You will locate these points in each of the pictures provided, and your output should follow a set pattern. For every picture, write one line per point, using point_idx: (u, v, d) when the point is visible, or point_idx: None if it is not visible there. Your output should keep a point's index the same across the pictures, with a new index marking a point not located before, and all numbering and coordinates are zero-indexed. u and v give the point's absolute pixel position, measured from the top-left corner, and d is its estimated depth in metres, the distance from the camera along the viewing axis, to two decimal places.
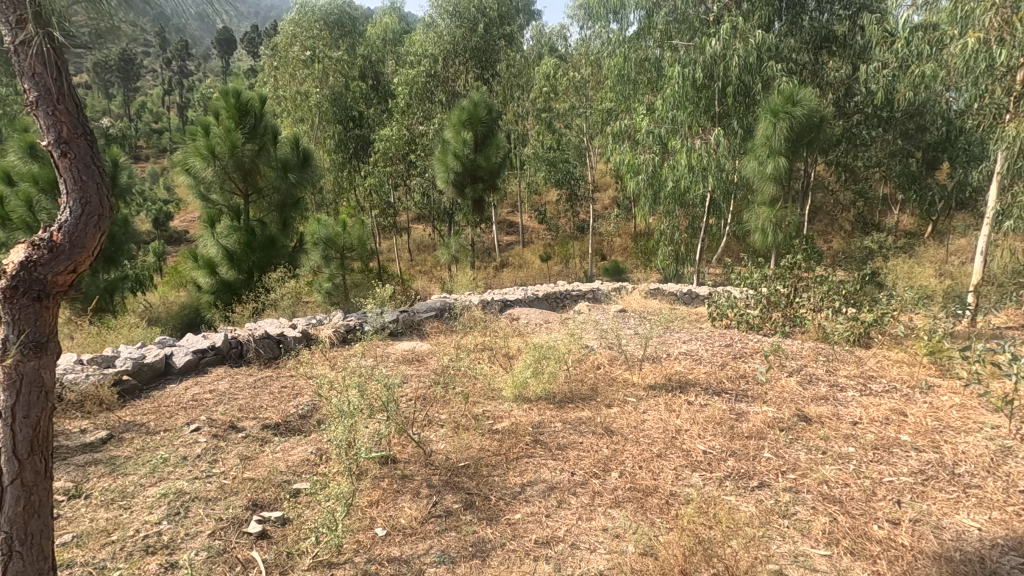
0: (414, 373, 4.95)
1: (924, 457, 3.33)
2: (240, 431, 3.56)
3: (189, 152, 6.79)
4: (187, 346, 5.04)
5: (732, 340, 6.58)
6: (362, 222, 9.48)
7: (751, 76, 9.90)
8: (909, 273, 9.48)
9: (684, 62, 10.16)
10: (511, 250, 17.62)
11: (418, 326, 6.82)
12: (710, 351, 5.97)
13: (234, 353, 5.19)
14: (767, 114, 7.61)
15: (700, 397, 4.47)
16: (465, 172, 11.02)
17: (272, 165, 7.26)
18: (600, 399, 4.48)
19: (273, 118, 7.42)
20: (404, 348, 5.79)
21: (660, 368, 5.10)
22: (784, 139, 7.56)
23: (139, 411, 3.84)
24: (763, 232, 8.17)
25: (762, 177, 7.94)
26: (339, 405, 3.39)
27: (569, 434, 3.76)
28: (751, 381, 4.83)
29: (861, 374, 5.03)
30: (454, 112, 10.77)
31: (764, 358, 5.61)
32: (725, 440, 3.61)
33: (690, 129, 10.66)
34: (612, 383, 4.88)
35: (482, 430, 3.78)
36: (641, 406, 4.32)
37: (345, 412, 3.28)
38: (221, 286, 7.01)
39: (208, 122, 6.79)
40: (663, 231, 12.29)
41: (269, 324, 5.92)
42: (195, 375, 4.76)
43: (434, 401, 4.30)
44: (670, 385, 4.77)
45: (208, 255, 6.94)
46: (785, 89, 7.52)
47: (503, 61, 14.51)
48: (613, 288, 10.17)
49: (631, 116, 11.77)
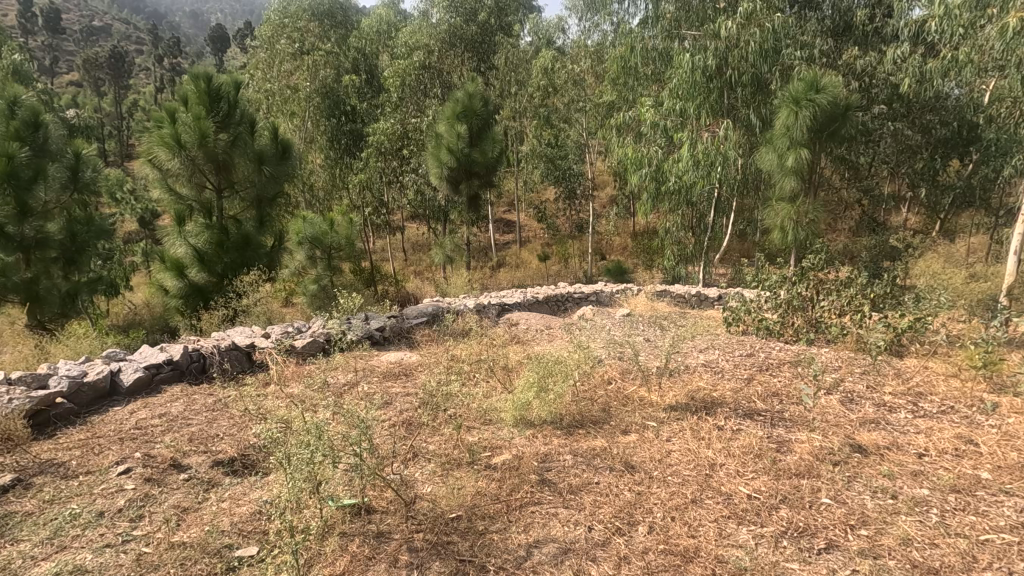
0: (399, 394, 4.34)
1: (1019, 504, 2.74)
2: (183, 471, 2.93)
3: (152, 141, 6.09)
4: (140, 360, 4.41)
5: (754, 349, 5.97)
6: (351, 219, 8.91)
7: (765, 64, 9.29)
8: (933, 273, 8.89)
9: (693, 50, 9.58)
10: (508, 250, 17.02)
11: (407, 333, 6.19)
12: (734, 364, 5.36)
13: (196, 367, 4.58)
14: (787, 103, 6.98)
15: (731, 421, 3.86)
16: (461, 168, 10.40)
17: (248, 158, 6.62)
18: (614, 424, 3.88)
19: (249, 106, 6.78)
20: (391, 360, 5.20)
21: (681, 386, 4.49)
22: (806, 129, 6.92)
23: (64, 446, 3.20)
24: (782, 231, 7.52)
25: (782, 170, 7.27)
26: (299, 436, 2.76)
27: (583, 470, 3.15)
28: (787, 401, 4.24)
29: (908, 392, 4.45)
30: (448, 105, 10.17)
31: (796, 372, 5.02)
32: (770, 479, 3.00)
33: (698, 121, 10.07)
34: (626, 404, 4.26)
35: (478, 467, 3.17)
36: (663, 433, 3.72)
37: (307, 452, 2.65)
38: (190, 290, 6.35)
39: (175, 109, 6.13)
40: (668, 230, 11.71)
41: (239, 332, 5.29)
42: (146, 395, 4.13)
43: (421, 428, 3.69)
44: (694, 406, 4.17)
45: (175, 256, 6.26)
46: (806, 75, 6.89)
47: (501, 55, 13.97)
48: (617, 290, 9.58)
49: (634, 109, 11.21)
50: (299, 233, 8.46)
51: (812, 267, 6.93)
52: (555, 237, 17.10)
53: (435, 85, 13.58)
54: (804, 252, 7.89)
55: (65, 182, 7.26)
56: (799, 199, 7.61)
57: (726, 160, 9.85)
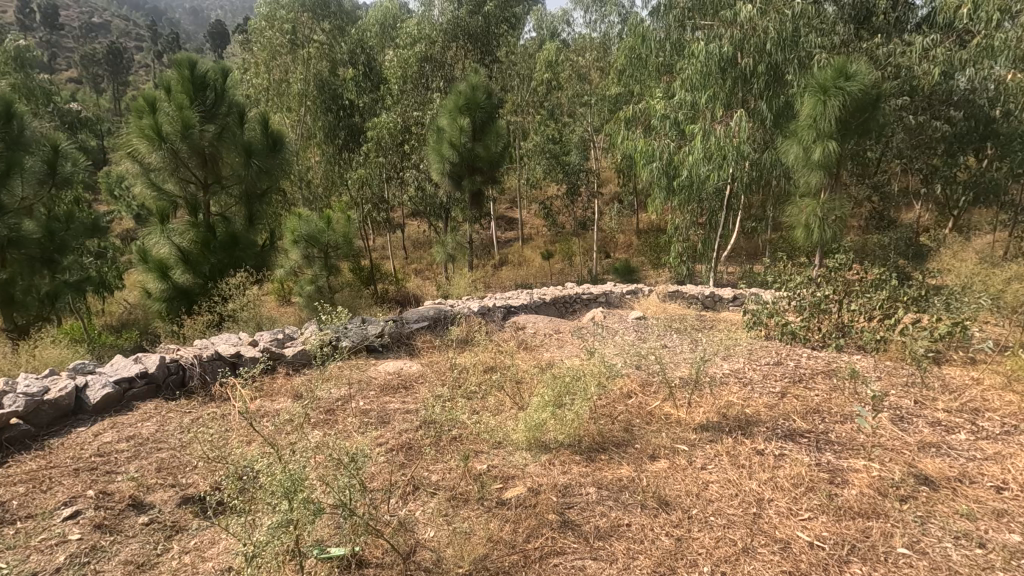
0: (398, 411, 3.92)
1: None
2: (143, 514, 2.52)
3: (130, 131, 5.61)
4: (111, 373, 3.98)
5: (781, 357, 5.53)
6: (349, 215, 8.50)
7: (784, 53, 8.82)
8: (962, 273, 8.43)
9: (708, 39, 9.11)
10: (510, 248, 16.60)
11: (407, 340, 5.75)
12: (764, 374, 4.91)
13: (174, 380, 4.15)
14: (814, 91, 6.50)
15: (771, 443, 3.43)
16: (463, 163, 9.95)
17: (237, 150, 6.20)
18: (640, 447, 3.46)
19: (238, 95, 6.36)
20: (390, 370, 4.79)
21: (710, 402, 4.06)
22: (834, 120, 6.45)
23: (10, 481, 2.79)
24: (807, 229, 7.00)
25: (807, 164, 6.82)
26: (274, 476, 2.33)
27: (609, 509, 2.73)
28: (830, 419, 3.82)
29: (961, 408, 4.02)
30: (450, 97, 9.70)
31: (833, 384, 4.58)
32: (829, 521, 2.59)
33: (712, 113, 9.61)
34: (651, 422, 3.83)
35: (488, 504, 2.77)
36: (697, 458, 3.29)
37: (285, 500, 2.22)
38: (174, 292, 5.92)
39: (155, 97, 5.65)
40: (678, 227, 11.27)
41: (223, 339, 4.86)
42: (115, 414, 3.71)
43: (423, 453, 3.27)
44: (727, 424, 3.74)
45: (158, 256, 5.81)
46: (834, 62, 6.41)
47: (504, 47, 13.53)
48: (627, 290, 9.14)
49: (644, 101, 10.74)
50: (295, 231, 8.05)
51: (838, 267, 6.49)
52: (559, 234, 16.65)
53: (437, 77, 12.99)
54: (828, 251, 7.44)
55: (41, 176, 6.78)
56: (825, 195, 7.15)
57: (740, 154, 9.41)
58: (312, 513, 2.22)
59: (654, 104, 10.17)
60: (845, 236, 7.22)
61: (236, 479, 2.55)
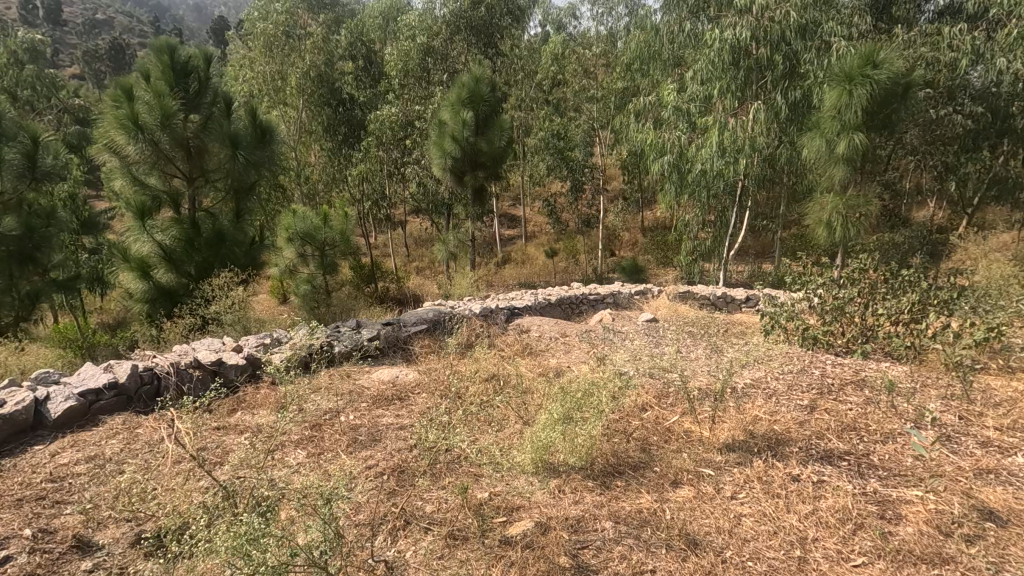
0: (392, 427, 3.56)
1: None
2: (89, 558, 2.25)
3: (106, 120, 5.26)
4: (77, 384, 3.63)
5: (805, 364, 5.15)
6: (346, 211, 8.16)
7: (803, 43, 8.41)
8: (987, 273, 8.03)
9: (722, 27, 8.71)
10: (513, 246, 16.24)
11: (404, 345, 5.39)
12: (790, 384, 4.54)
13: (147, 392, 3.81)
14: (839, 81, 6.11)
15: (807, 467, 3.07)
16: (466, 159, 9.57)
17: (221, 141, 5.89)
18: (660, 471, 3.10)
19: (223, 84, 6.07)
20: (384, 378, 4.44)
21: (735, 418, 3.69)
22: (860, 111, 6.06)
23: None
24: (829, 227, 6.60)
25: (830, 159, 6.43)
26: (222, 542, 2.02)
27: (628, 551, 2.39)
28: (870, 438, 3.44)
29: (1013, 425, 3.63)
30: (452, 90, 9.34)
31: (866, 396, 4.20)
32: (888, 569, 2.24)
33: (725, 106, 9.22)
34: (669, 441, 3.48)
35: (491, 544, 2.42)
36: (724, 484, 2.94)
37: (247, 568, 1.89)
38: (157, 292, 5.58)
39: (132, 84, 5.32)
40: (687, 224, 10.90)
41: (204, 345, 4.52)
42: (78, 430, 3.37)
43: (417, 479, 2.92)
44: (756, 444, 3.37)
45: (138, 254, 5.47)
46: (861, 49, 6.02)
47: (508, 39, 13.13)
48: (635, 290, 8.77)
49: (654, 94, 10.36)
50: (289, 228, 7.70)
51: (863, 268, 6.12)
52: (563, 232, 16.22)
53: (439, 70, 12.56)
54: (849, 249, 7.04)
55: (19, 169, 6.40)
56: (848, 191, 6.76)
57: (755, 148, 9.01)
58: (278, 573, 1.88)
59: (664, 96, 9.77)
60: (868, 235, 6.84)
61: (187, 533, 2.22)
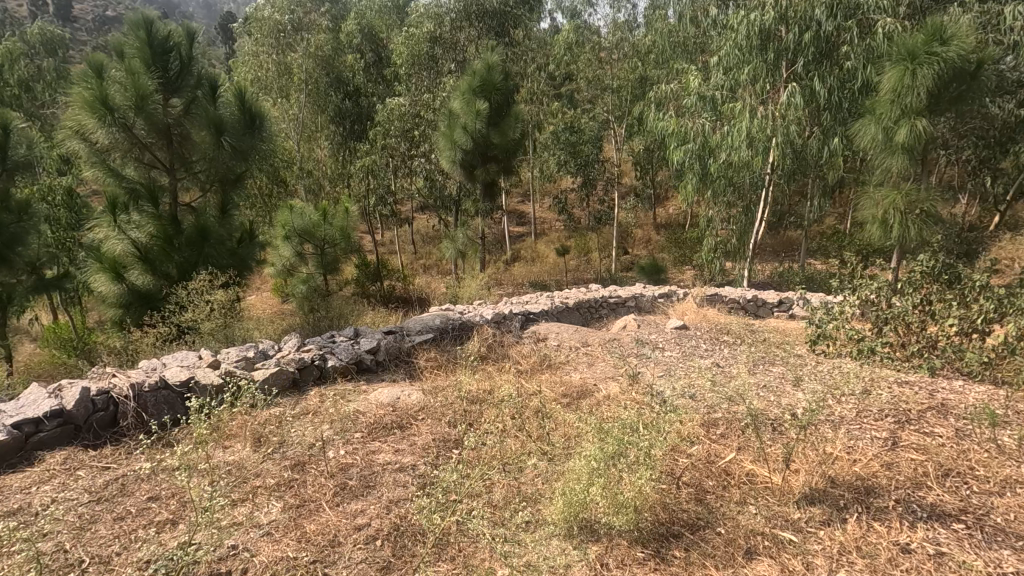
0: (389, 467, 2.93)
1: None
2: None
3: (72, 102, 4.66)
4: (13, 411, 3.04)
5: (866, 381, 4.48)
6: (347, 206, 7.57)
7: (845, 23, 7.68)
8: None
9: (755, 7, 8.00)
10: (523, 243, 15.59)
11: (407, 358, 4.74)
12: (858, 409, 3.86)
13: (100, 420, 3.21)
14: (899, 60, 5.41)
15: (916, 533, 2.41)
16: (475, 151, 8.90)
17: (206, 128, 5.28)
18: (725, 534, 2.47)
19: (208, 64, 5.46)
20: (383, 400, 3.82)
21: (806, 458, 3.04)
22: (924, 94, 5.36)
23: None
24: (884, 224, 5.87)
25: (886, 149, 5.72)
26: None
27: None
28: (984, 488, 2.77)
29: None
30: (463, 78, 8.70)
31: (953, 427, 3.53)
32: None
33: (756, 94, 8.53)
34: (730, 490, 2.84)
35: None
36: (811, 558, 2.29)
37: None
38: (131, 296, 4.98)
39: (103, 62, 4.71)
40: (710, 221, 10.19)
41: (177, 359, 3.93)
42: (6, 472, 2.78)
43: (420, 549, 2.29)
44: (841, 493, 2.73)
45: (110, 253, 4.85)
46: (927, 23, 5.31)
47: (520, 27, 12.50)
48: (658, 293, 8.10)
49: (677, 82, 9.68)
50: (286, 225, 7.13)
51: (924, 272, 5.42)
52: (575, 229, 15.48)
53: (447, 59, 11.94)
54: (902, 251, 6.32)
55: None
56: (905, 185, 6.02)
57: (789, 139, 8.31)
58: None
59: (688, 83, 9.08)
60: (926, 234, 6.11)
61: None
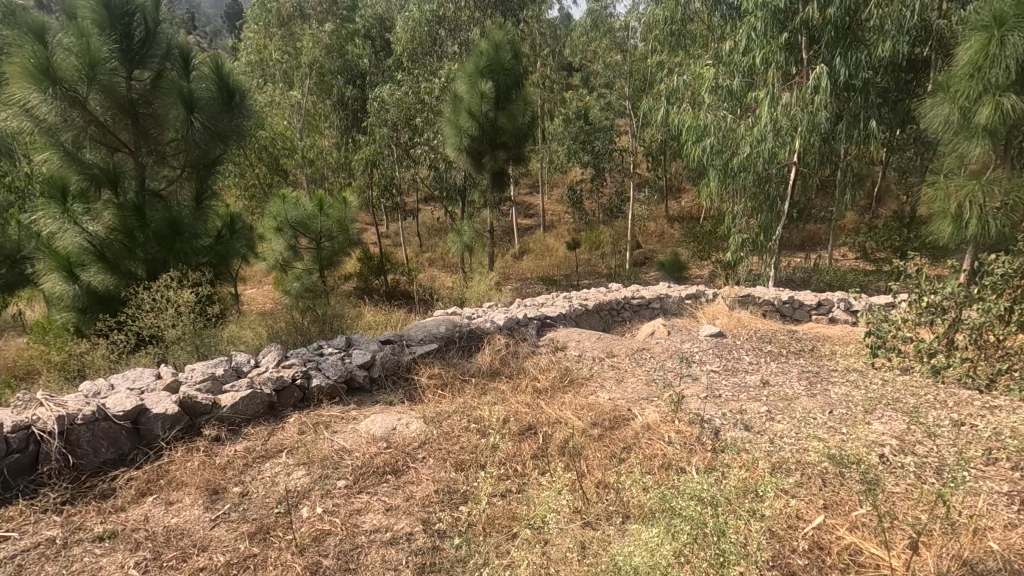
0: (379, 538, 2.25)
1: None
2: None
3: (9, 71, 3.96)
4: None
5: (955, 408, 3.72)
6: (344, 196, 6.87)
7: None
8: None
9: None
10: (532, 236, 14.82)
11: (407, 374, 4.03)
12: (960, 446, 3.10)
13: (15, 465, 2.54)
14: (981, 28, 4.64)
15: None
16: (484, 137, 8.14)
17: (176, 103, 4.59)
18: None
19: (179, 31, 4.74)
20: (374, 432, 3.13)
21: (926, 528, 2.30)
22: (1012, 66, 4.58)
23: None
24: (957, 220, 5.10)
25: (961, 132, 4.95)
26: None
27: None
28: None
29: None
30: (469, 58, 7.99)
31: None
32: None
33: (793, 76, 7.77)
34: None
35: None
36: None
37: None
38: (88, 299, 4.31)
39: (47, 24, 4.02)
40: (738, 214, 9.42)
41: (131, 379, 3.25)
42: None
43: None
44: None
45: (63, 249, 4.17)
46: None
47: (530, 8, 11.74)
48: (686, 292, 7.35)
49: (702, 64, 8.91)
50: (278, 216, 6.44)
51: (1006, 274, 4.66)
52: (587, 223, 14.67)
53: (452, 42, 11.17)
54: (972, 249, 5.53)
55: None
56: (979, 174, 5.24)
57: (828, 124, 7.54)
58: None
59: (716, 65, 8.31)
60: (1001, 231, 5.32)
61: None
